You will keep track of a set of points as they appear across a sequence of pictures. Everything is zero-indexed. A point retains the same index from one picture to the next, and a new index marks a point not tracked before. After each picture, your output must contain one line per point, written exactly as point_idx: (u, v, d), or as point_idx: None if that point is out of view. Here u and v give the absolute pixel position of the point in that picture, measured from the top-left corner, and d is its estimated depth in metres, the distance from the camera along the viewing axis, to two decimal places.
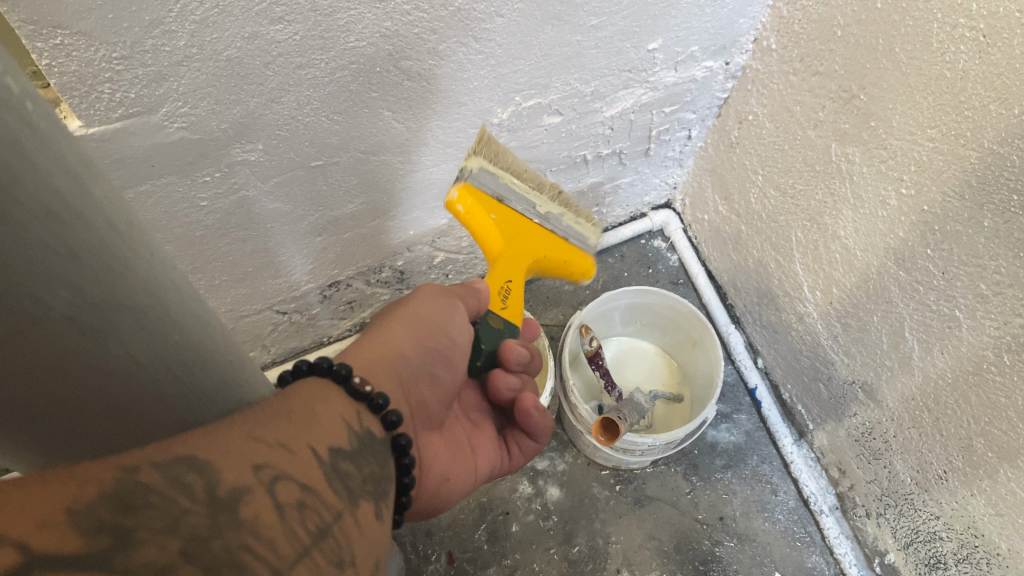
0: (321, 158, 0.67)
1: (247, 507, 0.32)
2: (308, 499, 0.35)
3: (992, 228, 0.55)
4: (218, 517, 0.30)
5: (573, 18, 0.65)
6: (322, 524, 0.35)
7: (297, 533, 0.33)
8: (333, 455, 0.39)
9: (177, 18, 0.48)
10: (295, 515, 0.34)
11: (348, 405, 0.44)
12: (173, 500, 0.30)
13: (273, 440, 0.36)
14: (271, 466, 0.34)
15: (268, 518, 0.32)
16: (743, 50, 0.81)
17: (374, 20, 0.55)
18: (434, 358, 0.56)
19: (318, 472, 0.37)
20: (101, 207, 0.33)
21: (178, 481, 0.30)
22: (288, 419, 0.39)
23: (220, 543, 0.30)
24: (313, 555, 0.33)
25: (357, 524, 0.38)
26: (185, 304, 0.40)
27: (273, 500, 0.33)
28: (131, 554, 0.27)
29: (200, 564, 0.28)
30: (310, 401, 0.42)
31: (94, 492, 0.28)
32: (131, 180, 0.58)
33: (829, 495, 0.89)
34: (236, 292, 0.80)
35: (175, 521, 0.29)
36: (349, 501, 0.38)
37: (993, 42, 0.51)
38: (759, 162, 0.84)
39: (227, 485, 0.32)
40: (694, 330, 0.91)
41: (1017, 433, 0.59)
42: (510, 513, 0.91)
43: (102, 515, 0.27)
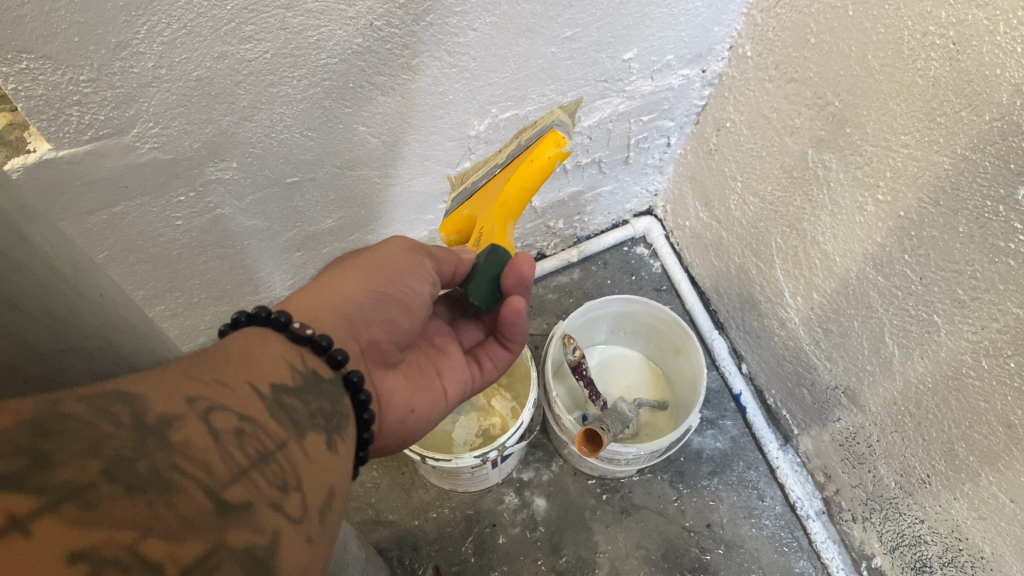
0: (296, 174, 0.67)
1: (178, 433, 0.31)
2: (245, 428, 0.35)
3: (967, 233, 0.55)
4: (146, 442, 0.30)
5: (547, 30, 0.65)
6: (262, 453, 0.35)
7: (234, 458, 0.33)
8: (274, 391, 0.39)
9: (144, 40, 0.47)
10: (230, 443, 0.33)
11: (291, 347, 0.44)
12: (98, 426, 0.29)
13: (208, 377, 0.36)
14: (205, 398, 0.34)
15: (200, 443, 0.32)
16: (719, 57, 0.81)
17: (345, 37, 0.55)
18: (386, 305, 0.54)
19: (257, 406, 0.37)
20: (42, 252, 0.33)
21: (104, 411, 0.29)
22: (225, 360, 0.38)
23: (147, 465, 0.29)
24: (251, 478, 0.33)
25: (303, 455, 0.37)
26: (130, 344, 0.40)
27: (207, 427, 0.33)
28: (49, 474, 0.26)
29: (123, 483, 0.28)
30: (250, 344, 0.41)
31: (12, 419, 0.26)
32: (105, 201, 0.57)
33: (816, 500, 0.89)
34: (216, 310, 0.79)
35: (98, 445, 0.28)
36: (293, 434, 0.38)
37: (963, 50, 0.51)
38: (736, 168, 0.84)
39: (155, 413, 0.31)
40: (676, 337, 0.91)
41: (997, 438, 0.59)
42: (497, 524, 0.91)
43: (20, 439, 0.26)
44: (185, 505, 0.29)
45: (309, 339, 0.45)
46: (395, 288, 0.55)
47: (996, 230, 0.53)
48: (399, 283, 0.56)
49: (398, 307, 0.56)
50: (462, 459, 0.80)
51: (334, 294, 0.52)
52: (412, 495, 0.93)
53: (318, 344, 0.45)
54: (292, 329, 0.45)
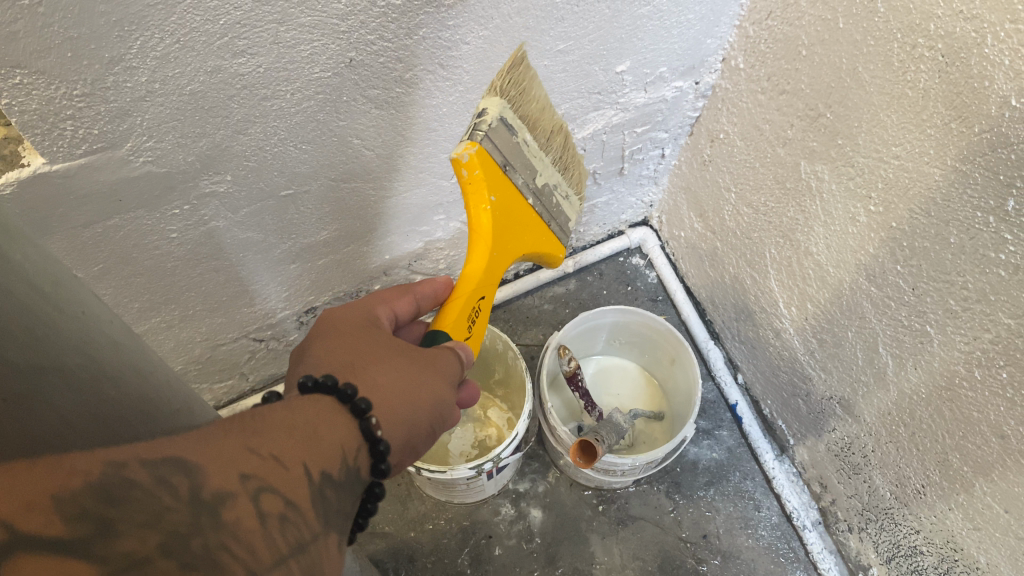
0: (291, 187, 0.67)
1: (229, 512, 0.33)
2: (288, 513, 0.35)
3: (958, 244, 0.56)
4: (200, 518, 0.32)
5: (540, 43, 0.66)
6: (298, 540, 0.36)
7: (273, 543, 0.34)
8: (324, 478, 0.38)
9: (137, 54, 0.48)
10: (272, 527, 0.34)
11: (353, 438, 0.41)
12: (158, 497, 0.31)
13: (268, 452, 0.36)
14: (260, 477, 0.34)
15: (247, 523, 0.33)
16: (712, 69, 0.81)
17: (338, 51, 0.55)
18: (434, 427, 0.50)
19: (306, 491, 0.37)
20: (22, 269, 0.34)
21: (167, 480, 0.31)
22: (288, 432, 0.38)
23: (199, 541, 0.31)
24: (287, 565, 0.34)
25: (329, 546, 0.38)
26: (117, 360, 0.41)
27: (255, 507, 0.34)
28: (111, 544, 0.29)
29: (176, 559, 0.30)
30: (315, 421, 0.40)
31: (80, 482, 0.29)
32: (99, 215, 0.58)
33: (812, 510, 0.89)
34: (211, 322, 0.80)
35: (156, 516, 0.30)
36: (327, 524, 0.38)
37: (952, 62, 0.51)
38: (730, 179, 0.85)
39: (212, 488, 0.33)
40: (670, 346, 0.91)
41: (991, 448, 0.60)
42: (493, 536, 0.91)
43: (87, 505, 0.28)
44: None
45: (374, 441, 0.42)
46: (448, 413, 0.51)
47: (986, 241, 0.53)
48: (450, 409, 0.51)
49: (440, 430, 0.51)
50: (458, 471, 0.80)
51: (397, 403, 0.46)
52: (408, 507, 0.92)
53: (375, 450, 0.42)
54: (366, 423, 0.42)
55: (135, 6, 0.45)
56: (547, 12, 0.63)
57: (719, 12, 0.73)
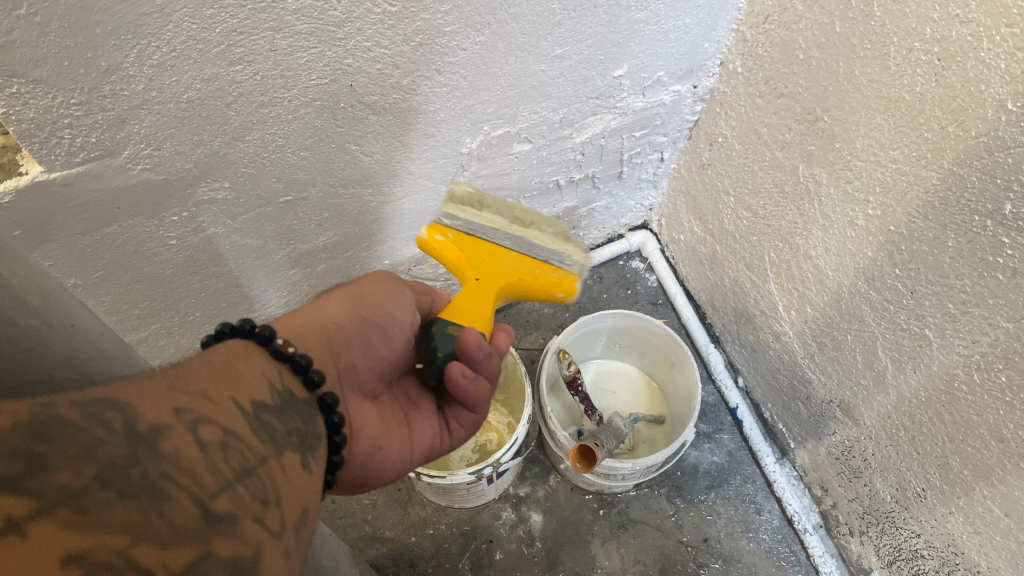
0: (289, 194, 0.67)
1: (168, 442, 0.31)
2: (231, 441, 0.34)
3: (956, 248, 0.56)
4: (137, 449, 0.29)
5: (537, 48, 0.66)
6: (246, 466, 0.34)
7: (218, 469, 0.32)
8: (256, 406, 0.38)
9: (134, 63, 0.48)
10: (217, 454, 0.33)
11: (270, 363, 0.42)
12: (90, 431, 0.29)
13: (193, 390, 0.35)
14: (192, 410, 0.33)
15: (189, 453, 0.31)
16: (710, 73, 0.81)
17: (334, 58, 0.55)
18: (370, 329, 0.53)
19: (241, 421, 0.36)
20: (10, 285, 0.34)
21: (97, 416, 0.29)
22: (209, 372, 0.37)
23: (138, 472, 0.29)
24: (237, 489, 0.32)
25: (283, 473, 0.37)
26: (104, 374, 0.41)
27: (194, 437, 0.32)
28: (44, 478, 0.26)
29: (115, 489, 0.28)
30: (232, 358, 0.40)
31: (8, 421, 0.27)
32: (98, 222, 0.58)
33: (813, 513, 0.89)
34: (212, 328, 0.80)
35: (90, 450, 0.28)
36: (275, 450, 0.37)
37: (948, 66, 0.51)
38: (729, 183, 0.85)
39: (146, 421, 0.31)
40: (670, 350, 0.91)
41: (991, 452, 0.59)
42: (494, 541, 0.91)
43: (14, 442, 0.26)
44: (175, 513, 0.28)
45: (290, 359, 0.44)
46: (382, 317, 0.55)
47: (984, 245, 0.53)
48: (382, 309, 0.55)
49: (385, 339, 0.55)
50: (457, 476, 0.80)
51: (315, 314, 0.51)
52: (409, 512, 0.92)
53: (295, 363, 0.44)
54: (275, 345, 0.43)
55: (131, 15, 0.45)
56: (544, 17, 0.63)
57: (716, 16, 0.73)
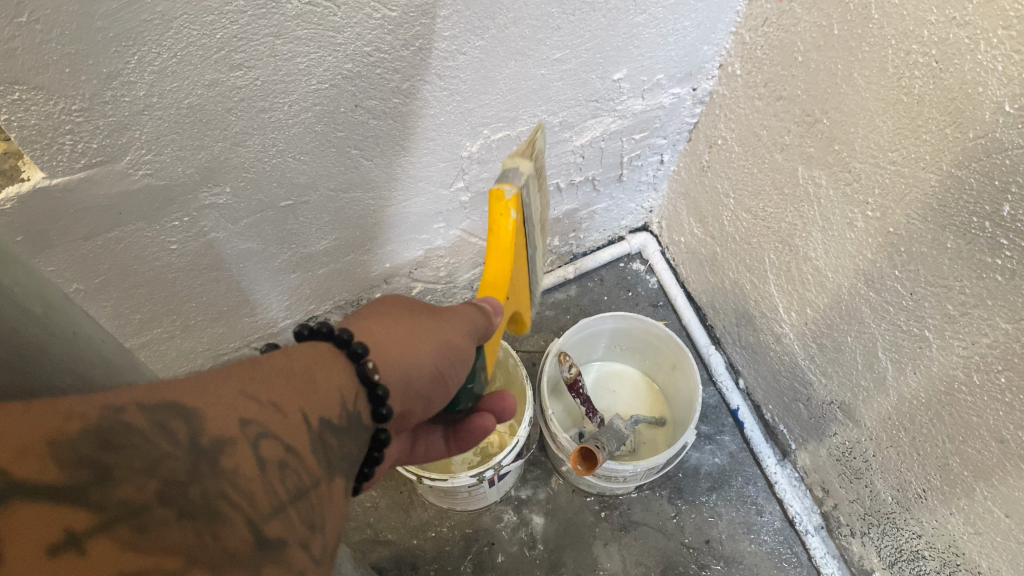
0: (290, 199, 0.67)
1: (228, 458, 0.34)
2: (289, 460, 0.36)
3: (955, 249, 0.56)
4: (199, 466, 0.32)
5: (536, 52, 0.66)
6: (299, 487, 0.37)
7: (270, 489, 0.35)
8: (324, 423, 0.39)
9: (135, 69, 0.48)
10: (273, 474, 0.35)
11: (352, 382, 0.43)
12: (156, 444, 0.31)
13: (266, 399, 0.37)
14: (258, 424, 0.35)
15: (246, 470, 0.34)
16: (710, 76, 0.82)
17: (334, 63, 0.55)
18: (439, 381, 0.51)
19: (305, 437, 0.38)
20: (13, 294, 0.35)
21: (163, 426, 0.32)
22: (287, 379, 0.39)
23: (197, 490, 0.32)
24: (286, 512, 0.35)
25: (331, 495, 0.39)
26: (106, 380, 0.41)
27: (255, 454, 0.35)
28: (109, 491, 0.29)
29: (173, 508, 0.31)
30: (314, 367, 0.41)
31: (78, 427, 0.29)
32: (100, 227, 0.58)
33: (815, 515, 0.89)
34: (213, 331, 0.80)
35: (155, 463, 0.31)
36: (328, 471, 0.39)
37: (946, 68, 0.51)
38: (729, 185, 0.85)
39: (211, 435, 0.33)
40: (671, 352, 0.91)
41: (991, 453, 0.59)
42: (496, 543, 0.91)
43: (83, 450, 0.29)
44: (228, 537, 0.32)
45: (371, 386, 0.43)
46: (462, 361, 0.53)
47: (983, 247, 0.53)
48: (464, 357, 0.53)
49: (444, 391, 0.52)
50: (459, 478, 0.80)
51: (409, 351, 0.48)
52: (411, 514, 0.93)
53: (374, 394, 0.43)
54: (364, 367, 0.43)
55: (133, 22, 0.45)
56: (543, 21, 0.63)
57: (715, 19, 0.73)
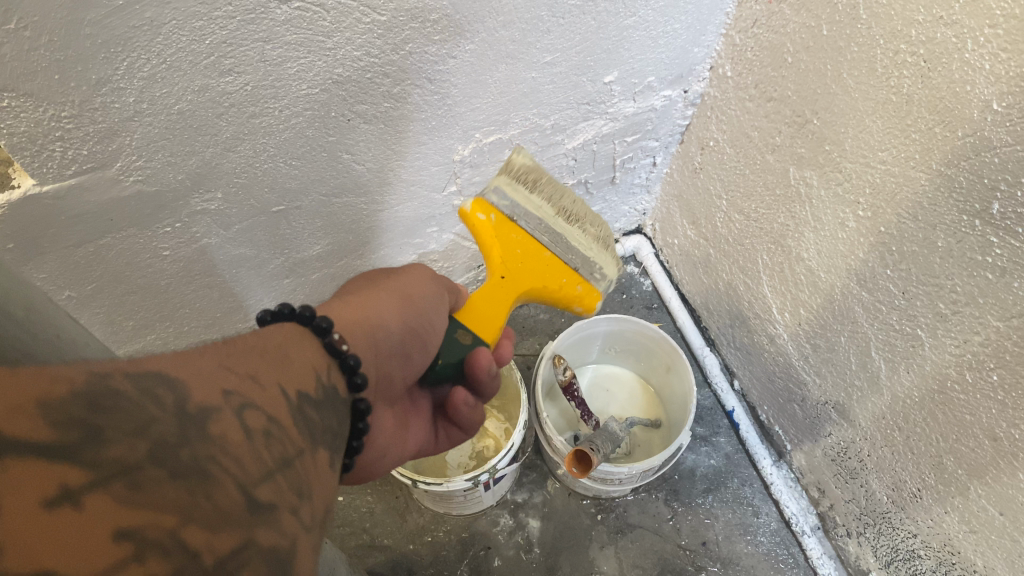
0: (281, 204, 0.67)
1: (215, 425, 0.32)
2: (273, 430, 0.35)
3: (945, 248, 0.56)
4: (187, 430, 0.30)
5: (527, 55, 0.66)
6: (286, 456, 0.35)
7: (260, 456, 0.33)
8: (299, 398, 0.39)
9: (124, 76, 0.48)
10: (260, 442, 0.33)
11: (321, 355, 0.43)
12: (144, 407, 0.30)
13: (242, 372, 0.36)
14: (239, 393, 0.34)
15: (234, 437, 0.32)
16: (701, 78, 0.82)
17: (324, 67, 0.55)
18: (410, 337, 0.53)
19: (284, 409, 0.37)
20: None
21: (148, 392, 0.30)
22: (260, 357, 0.38)
23: (188, 452, 0.30)
24: (276, 479, 0.33)
25: (316, 468, 0.37)
26: None
27: (241, 422, 0.33)
28: (101, 450, 0.27)
29: (167, 468, 0.28)
30: (286, 345, 0.41)
31: (66, 390, 0.27)
32: (91, 234, 0.58)
33: (811, 515, 0.89)
34: (206, 338, 0.80)
35: (144, 426, 0.29)
36: (311, 444, 0.38)
37: (933, 67, 0.52)
38: (721, 187, 0.85)
39: (196, 402, 0.32)
40: (665, 354, 0.91)
41: (984, 451, 0.60)
42: (492, 547, 0.90)
43: (74, 411, 0.27)
44: (221, 498, 0.29)
45: (341, 356, 0.44)
46: (426, 325, 0.54)
47: (973, 245, 0.53)
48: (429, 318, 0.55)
49: (423, 349, 0.54)
50: (453, 483, 0.80)
51: (369, 316, 0.50)
52: (406, 519, 0.93)
53: (346, 364, 0.44)
54: (330, 340, 0.44)
55: (121, 28, 0.45)
56: (533, 24, 0.63)
57: (705, 21, 0.73)
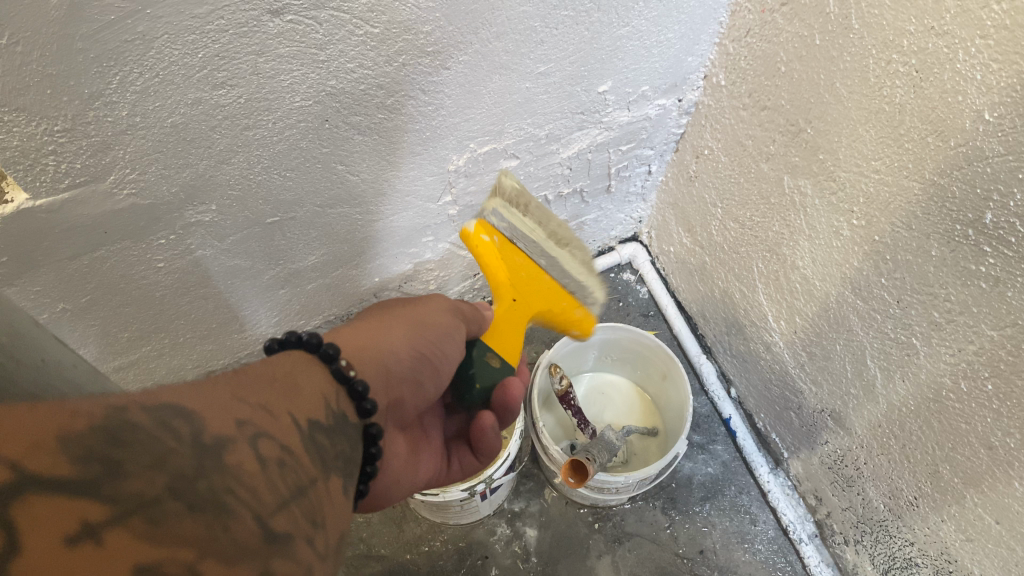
0: (276, 215, 0.67)
1: (231, 456, 0.33)
2: (286, 459, 0.36)
3: (939, 256, 0.56)
4: (204, 461, 0.32)
5: (520, 66, 0.66)
6: (299, 485, 0.36)
7: (274, 487, 0.34)
8: (310, 424, 0.40)
9: (117, 90, 0.48)
10: (275, 472, 0.35)
11: (329, 382, 0.44)
12: (161, 440, 0.31)
13: (256, 403, 0.37)
14: (253, 423, 0.35)
15: (249, 468, 0.34)
16: (695, 87, 0.82)
17: (317, 80, 0.55)
18: (421, 364, 0.53)
19: (297, 437, 0.38)
20: None
21: (166, 425, 0.32)
22: (270, 385, 0.39)
23: (205, 485, 0.31)
24: (291, 509, 0.35)
25: (328, 494, 0.39)
26: None
27: (255, 453, 0.34)
28: (120, 484, 0.28)
29: (184, 501, 0.30)
30: (294, 372, 0.42)
31: (84, 425, 0.29)
32: (84, 247, 0.58)
33: (808, 523, 0.89)
34: (202, 349, 0.80)
35: (162, 459, 0.30)
36: (323, 470, 0.39)
37: (925, 78, 0.52)
38: (716, 195, 0.85)
39: (212, 434, 0.33)
40: (662, 362, 0.92)
41: (980, 460, 0.60)
42: (489, 557, 0.90)
43: (92, 446, 0.28)
44: (237, 529, 0.31)
45: (348, 382, 0.45)
46: (435, 349, 0.55)
47: (967, 254, 0.53)
48: (441, 345, 0.56)
49: (434, 373, 0.55)
50: (450, 492, 0.80)
51: (377, 343, 0.51)
52: (403, 529, 0.92)
53: (353, 390, 0.45)
54: (337, 365, 0.45)
55: (114, 42, 0.45)
56: (526, 35, 0.63)
57: (699, 30, 0.73)
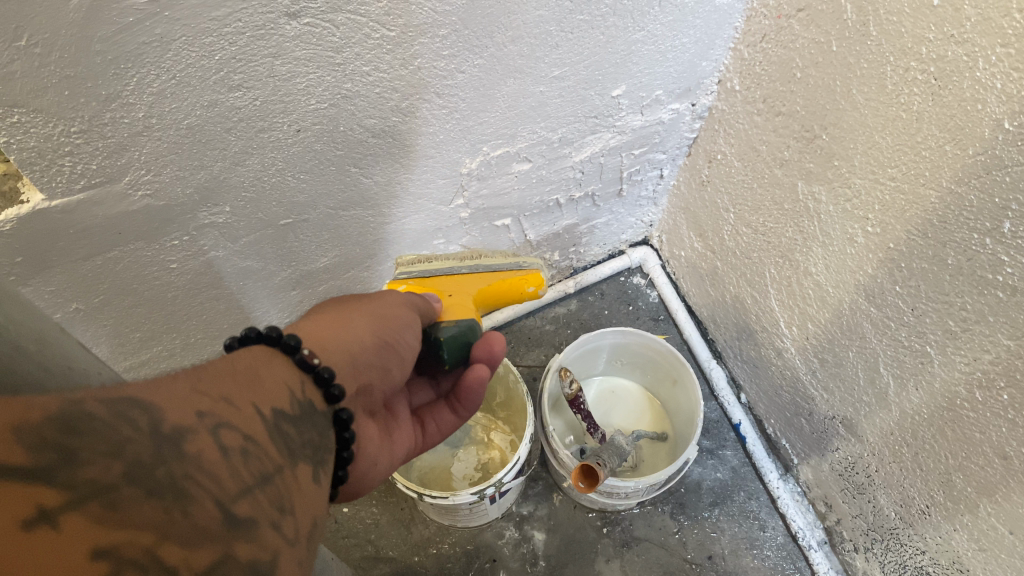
0: (290, 217, 0.67)
1: (191, 444, 0.32)
2: (250, 448, 0.36)
3: (955, 266, 0.56)
4: (162, 449, 0.31)
5: (535, 69, 0.66)
6: (264, 473, 0.36)
7: (238, 473, 0.34)
8: (276, 414, 0.39)
9: (134, 91, 0.48)
10: (237, 460, 0.34)
11: (293, 371, 0.43)
12: (118, 429, 0.30)
13: (215, 393, 0.36)
14: (214, 413, 0.35)
15: (210, 456, 0.33)
16: (709, 91, 0.82)
17: (333, 83, 0.55)
18: (386, 352, 0.53)
19: (261, 426, 0.37)
20: None
21: (124, 414, 0.31)
22: (232, 377, 0.39)
23: (163, 472, 0.31)
24: (255, 495, 0.34)
25: (296, 481, 0.38)
26: None
27: (217, 441, 0.34)
28: (76, 471, 0.28)
29: (141, 487, 0.29)
30: (256, 364, 0.41)
31: (40, 415, 0.28)
32: (98, 247, 0.58)
33: (817, 530, 0.88)
34: (213, 348, 0.80)
35: (119, 446, 0.30)
36: (291, 459, 0.39)
37: (944, 85, 0.51)
38: (728, 200, 0.85)
39: (171, 423, 0.32)
40: (671, 367, 0.91)
41: (994, 469, 0.59)
42: (497, 560, 0.90)
43: (47, 434, 0.28)
44: (198, 514, 0.31)
45: (314, 370, 0.45)
46: (397, 339, 0.55)
47: (984, 263, 0.53)
48: (401, 334, 0.55)
49: (398, 360, 0.55)
50: (459, 496, 0.80)
51: (342, 334, 0.50)
52: (412, 531, 0.92)
53: (319, 376, 0.45)
54: (301, 355, 0.44)
55: (131, 44, 0.45)
56: (542, 39, 0.63)
57: (713, 35, 0.73)
